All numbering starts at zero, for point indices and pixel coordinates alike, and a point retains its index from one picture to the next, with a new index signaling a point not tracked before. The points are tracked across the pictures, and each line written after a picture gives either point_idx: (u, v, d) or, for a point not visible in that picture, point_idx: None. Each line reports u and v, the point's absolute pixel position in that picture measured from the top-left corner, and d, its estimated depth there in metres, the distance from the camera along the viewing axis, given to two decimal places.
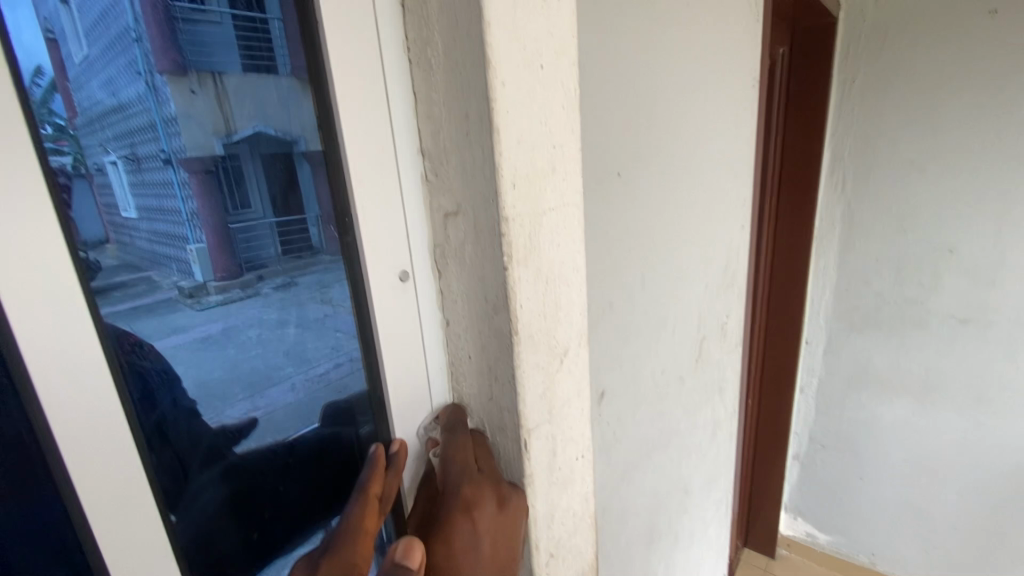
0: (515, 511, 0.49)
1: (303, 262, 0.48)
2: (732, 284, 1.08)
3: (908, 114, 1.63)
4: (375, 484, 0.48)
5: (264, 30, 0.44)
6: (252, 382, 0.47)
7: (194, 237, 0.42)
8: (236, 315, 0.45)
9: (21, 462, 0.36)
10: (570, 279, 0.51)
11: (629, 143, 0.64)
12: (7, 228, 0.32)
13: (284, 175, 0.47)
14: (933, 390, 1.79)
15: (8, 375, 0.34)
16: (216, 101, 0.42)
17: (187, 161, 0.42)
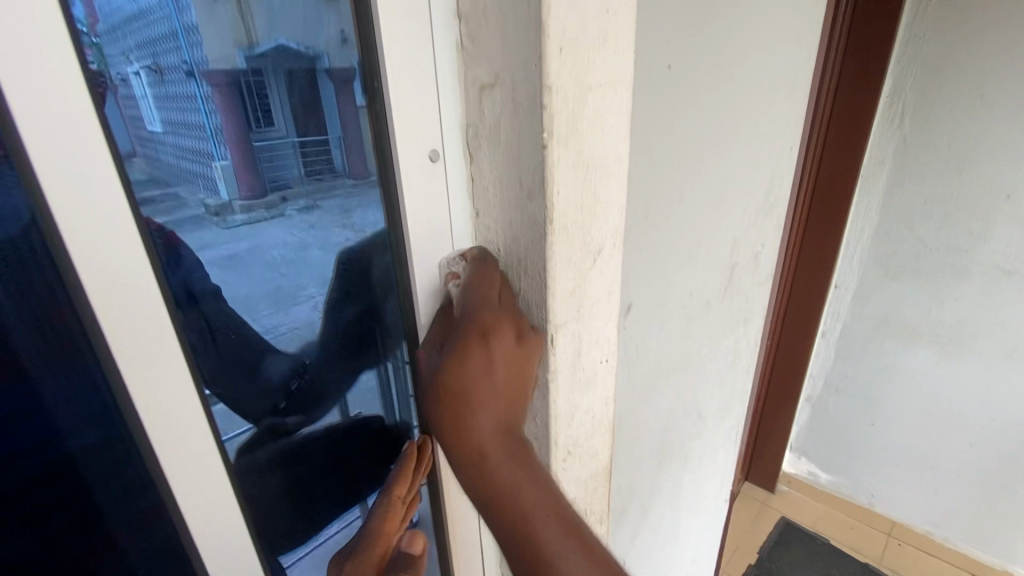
0: (533, 349, 0.48)
1: (325, 185, 0.48)
2: (772, 211, 1.03)
3: (989, 37, 1.46)
4: (400, 487, 0.57)
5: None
6: (278, 299, 0.48)
7: (219, 154, 0.42)
8: (261, 235, 0.45)
9: (64, 321, 0.38)
10: (611, 171, 0.48)
11: (684, 30, 0.58)
12: (27, 77, 0.30)
13: (308, 92, 0.45)
14: (963, 341, 1.74)
15: (43, 235, 0.35)
16: (236, 7, 0.40)
17: (210, 73, 0.40)
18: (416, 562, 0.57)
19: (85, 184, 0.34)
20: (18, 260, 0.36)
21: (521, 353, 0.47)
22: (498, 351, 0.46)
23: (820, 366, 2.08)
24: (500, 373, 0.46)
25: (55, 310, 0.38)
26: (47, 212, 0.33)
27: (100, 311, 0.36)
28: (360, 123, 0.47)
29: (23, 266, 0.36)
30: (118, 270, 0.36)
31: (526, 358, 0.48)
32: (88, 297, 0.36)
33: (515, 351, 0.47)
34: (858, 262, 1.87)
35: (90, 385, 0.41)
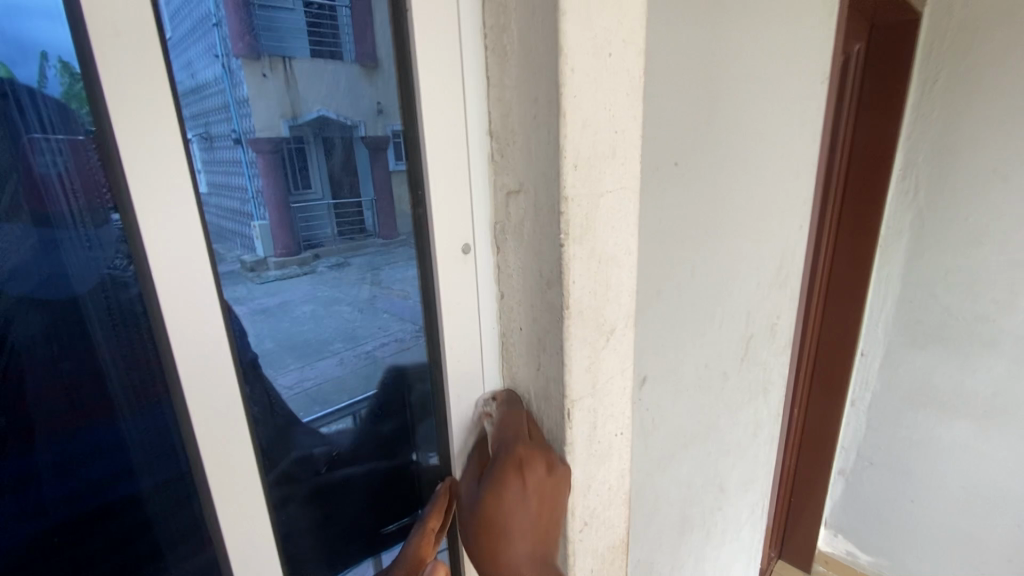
0: (561, 477, 0.53)
1: (356, 242, 0.52)
2: (786, 284, 1.07)
3: (994, 117, 1.52)
4: (433, 519, 0.56)
5: (332, 14, 0.47)
6: (305, 352, 0.50)
7: (258, 215, 0.44)
8: (291, 290, 0.48)
9: (143, 374, 0.41)
10: (622, 261, 0.53)
11: (689, 133, 0.65)
12: (148, 189, 0.36)
13: (344, 157, 0.50)
14: (1001, 414, 1.68)
15: (140, 297, 0.39)
16: (285, 85, 0.45)
17: (255, 141, 0.44)
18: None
19: (188, 274, 0.39)
20: (114, 309, 0.39)
21: (551, 483, 0.53)
22: (531, 483, 0.51)
23: (851, 437, 2.02)
24: (533, 502, 0.52)
25: (140, 350, 0.40)
26: (150, 286, 0.38)
27: (185, 386, 0.40)
28: (391, 187, 0.53)
29: (118, 317, 0.40)
30: (197, 352, 0.40)
31: (556, 489, 0.53)
32: (178, 375, 0.40)
33: (545, 482, 0.52)
34: (883, 330, 1.85)
35: (159, 425, 0.43)
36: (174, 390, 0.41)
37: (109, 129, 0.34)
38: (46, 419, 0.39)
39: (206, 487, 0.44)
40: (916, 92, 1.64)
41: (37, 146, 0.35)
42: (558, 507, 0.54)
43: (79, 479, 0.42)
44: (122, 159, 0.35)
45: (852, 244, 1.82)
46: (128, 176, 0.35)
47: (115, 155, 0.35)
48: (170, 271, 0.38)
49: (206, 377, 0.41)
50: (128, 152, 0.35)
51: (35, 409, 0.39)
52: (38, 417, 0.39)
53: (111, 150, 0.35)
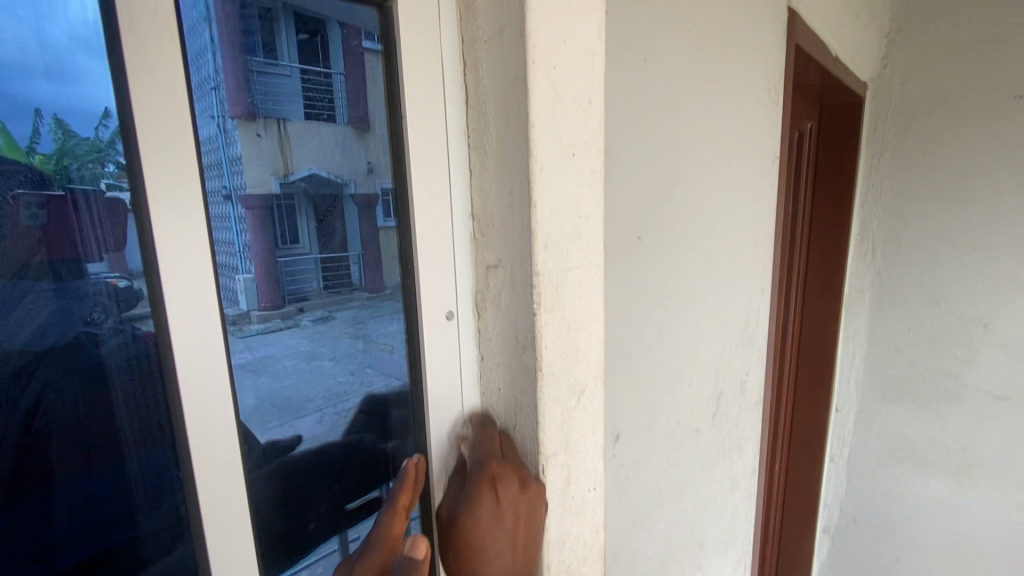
0: (534, 495, 0.55)
1: (341, 297, 0.55)
2: (752, 343, 1.13)
3: (937, 188, 1.68)
4: (404, 496, 0.54)
5: (326, 83, 0.52)
6: (286, 409, 0.52)
7: (244, 268, 0.47)
8: (274, 343, 0.50)
9: (152, 422, 0.45)
10: (590, 327, 0.59)
11: (649, 212, 0.74)
12: (173, 271, 0.41)
13: (333, 213, 0.54)
14: (971, 468, 1.74)
15: (158, 352, 0.43)
16: (278, 147, 0.49)
17: (245, 197, 0.46)
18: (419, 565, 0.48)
19: (202, 342, 0.44)
20: (132, 362, 0.43)
21: (526, 499, 0.55)
22: (505, 498, 0.54)
23: (833, 494, 2.03)
24: (508, 520, 0.54)
25: (154, 406, 0.45)
26: (168, 350, 0.42)
27: (192, 443, 0.45)
28: (377, 241, 0.57)
29: (137, 370, 0.44)
30: (204, 414, 0.45)
31: (531, 506, 0.55)
32: (186, 432, 0.44)
33: (520, 498, 0.54)
34: (855, 386, 1.92)
35: (165, 471, 0.46)
36: (180, 442, 0.45)
37: (147, 221, 0.40)
38: (62, 463, 0.43)
39: (203, 540, 0.47)
40: (866, 164, 1.79)
41: (24, 202, 0.38)
42: (535, 525, 0.55)
43: (87, 519, 0.45)
44: (154, 244, 0.40)
45: (818, 303, 1.90)
46: (158, 257, 0.41)
47: (148, 234, 0.40)
48: (188, 340, 0.43)
49: (210, 435, 0.45)
50: (159, 238, 0.40)
51: (55, 454, 0.43)
52: (56, 461, 0.43)
53: (144, 228, 0.40)
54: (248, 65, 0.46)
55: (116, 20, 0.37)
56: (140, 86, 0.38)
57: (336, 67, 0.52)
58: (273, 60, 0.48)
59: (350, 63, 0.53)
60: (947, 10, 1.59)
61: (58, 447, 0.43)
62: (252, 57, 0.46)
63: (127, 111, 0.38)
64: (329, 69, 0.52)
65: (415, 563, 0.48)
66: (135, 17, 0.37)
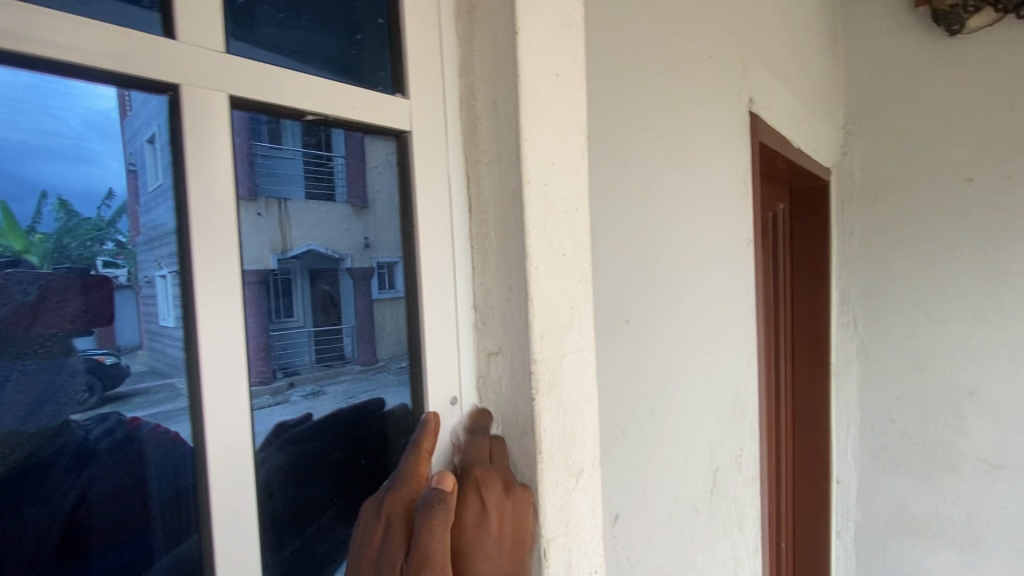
0: (521, 502, 0.56)
1: (334, 370, 0.57)
2: (743, 418, 1.16)
3: (906, 261, 1.79)
4: (426, 440, 0.54)
5: (328, 166, 0.55)
6: (274, 484, 0.52)
7: (246, 342, 0.48)
8: (264, 419, 0.50)
9: (178, 504, 0.47)
10: (585, 409, 0.63)
11: (635, 298, 0.80)
12: (212, 371, 0.46)
13: (330, 285, 0.56)
14: (978, 541, 1.71)
15: (191, 443, 0.47)
16: (278, 225, 0.51)
17: (247, 273, 0.48)
18: (446, 496, 0.48)
19: (232, 434, 0.47)
20: (167, 449, 0.47)
21: (512, 504, 0.56)
22: (490, 502, 0.55)
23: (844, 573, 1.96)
24: (493, 525, 0.55)
25: (182, 496, 0.47)
26: (202, 440, 0.46)
27: (216, 532, 0.47)
28: (371, 314, 0.60)
29: (170, 457, 0.47)
30: (228, 503, 0.47)
31: (517, 512, 0.56)
32: (212, 521, 0.47)
33: (505, 502, 0.56)
34: (852, 456, 1.91)
35: (186, 561, 0.47)
36: (204, 530, 0.47)
37: (194, 327, 0.45)
38: (97, 540, 0.45)
39: None
40: (839, 240, 1.90)
41: (17, 280, 0.40)
42: (523, 530, 0.56)
43: None
44: (199, 347, 0.45)
45: (807, 373, 1.93)
46: (201, 357, 0.45)
47: (194, 337, 0.45)
48: (222, 432, 0.47)
49: (233, 525, 0.48)
50: (203, 341, 0.45)
51: (94, 530, 0.45)
52: (92, 538, 0.45)
53: (192, 333, 0.45)
54: (254, 150, 0.49)
55: (184, 161, 0.44)
56: (199, 213, 0.45)
57: (337, 151, 0.56)
58: (277, 145, 0.51)
59: (350, 147, 0.57)
60: (893, 107, 1.79)
61: (99, 526, 0.45)
62: (257, 143, 0.49)
63: (185, 234, 0.45)
64: (330, 153, 0.55)
65: (443, 492, 0.49)
66: (201, 156, 0.45)
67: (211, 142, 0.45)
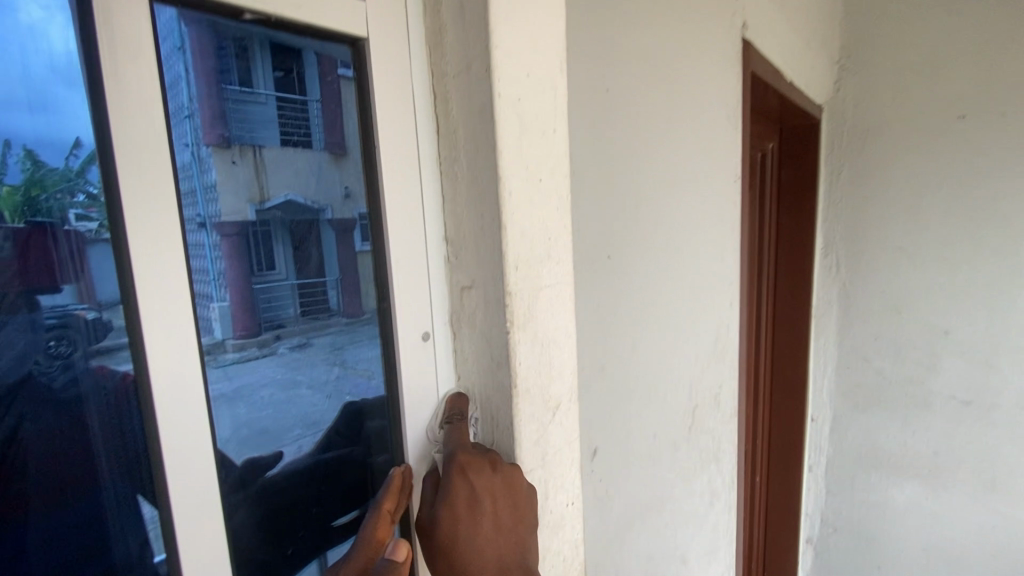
0: (513, 482, 0.54)
1: (319, 322, 0.56)
2: (724, 356, 1.17)
3: (894, 203, 1.77)
4: (387, 501, 0.53)
5: (303, 109, 0.53)
6: (262, 437, 0.53)
7: (219, 296, 0.48)
8: (250, 372, 0.51)
9: (122, 446, 0.45)
10: (563, 344, 0.61)
11: (617, 233, 0.77)
12: (151, 298, 0.42)
13: (309, 237, 0.55)
14: (942, 472, 1.79)
15: (135, 387, 0.44)
16: (253, 172, 0.50)
17: (221, 225, 0.47)
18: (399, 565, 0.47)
19: (180, 369, 0.44)
20: (106, 388, 0.44)
21: (503, 485, 0.54)
22: (481, 485, 0.52)
23: (813, 503, 2.06)
24: (487, 506, 0.52)
25: (131, 443, 0.45)
26: (146, 374, 0.43)
27: (168, 469, 0.45)
28: (356, 266, 0.58)
29: (111, 398, 0.44)
30: (181, 440, 0.45)
31: (508, 490, 0.54)
32: (163, 459, 0.44)
33: (496, 484, 0.53)
34: (827, 395, 1.97)
35: (138, 503, 0.46)
36: (157, 469, 0.45)
37: (126, 250, 0.41)
38: (40, 493, 0.44)
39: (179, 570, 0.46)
40: (826, 182, 1.87)
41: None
42: (520, 510, 0.54)
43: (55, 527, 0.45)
44: (133, 273, 0.41)
45: (789, 316, 1.96)
46: (137, 285, 0.42)
47: (127, 264, 0.41)
48: (169, 366, 0.44)
49: (186, 461, 0.45)
50: (138, 268, 0.42)
51: (31, 464, 0.43)
52: (31, 472, 0.43)
53: (125, 259, 0.41)
54: (224, 93, 0.48)
55: (99, 63, 0.39)
56: (120, 122, 0.40)
57: (311, 94, 0.54)
58: (248, 88, 0.49)
59: (326, 90, 0.54)
60: (890, 39, 1.71)
61: (35, 463, 0.43)
62: (227, 86, 0.48)
63: (107, 147, 0.40)
64: (305, 96, 0.54)
65: (396, 565, 0.47)
66: (119, 61, 0.40)
67: (129, 43, 0.40)
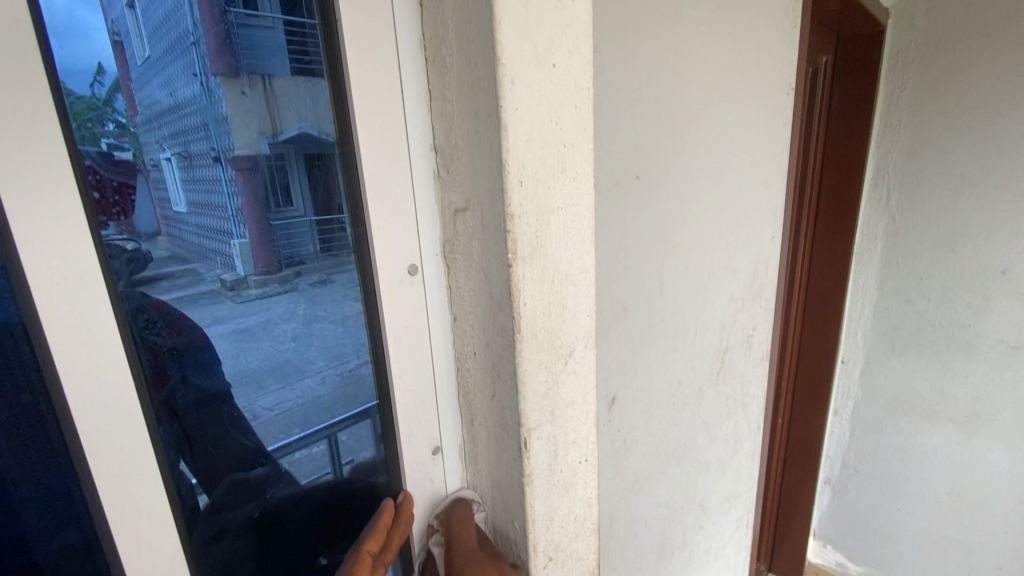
0: None
1: (341, 258, 0.50)
2: (760, 295, 1.05)
3: (960, 127, 1.53)
4: (370, 542, 0.49)
5: (312, 36, 0.46)
6: (285, 373, 0.50)
7: (239, 233, 0.45)
8: (272, 308, 0.48)
9: (30, 421, 0.38)
10: (578, 280, 0.51)
11: (650, 147, 0.64)
12: (33, 216, 0.34)
13: (325, 172, 0.49)
14: (979, 421, 1.67)
15: (32, 347, 0.36)
16: (264, 101, 0.45)
17: (235, 159, 0.45)
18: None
19: (85, 309, 0.36)
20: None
21: None
22: None
23: (835, 445, 2.00)
24: None
25: (39, 419, 0.38)
26: (35, 320, 0.35)
27: (79, 429, 0.38)
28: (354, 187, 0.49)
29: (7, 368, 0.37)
30: (94, 390, 0.38)
31: None
32: (71, 417, 0.37)
33: None
34: (862, 338, 1.85)
35: (63, 481, 0.41)
36: (69, 431, 0.38)
37: None
38: None
39: (112, 542, 0.41)
40: (883, 101, 1.65)
41: None
42: None
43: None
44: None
45: (828, 251, 1.81)
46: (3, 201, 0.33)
47: None
48: (70, 306, 0.36)
49: (106, 417, 0.38)
50: (5, 182, 0.33)
51: None
52: None
53: None
54: (229, 17, 0.43)
55: None
56: None
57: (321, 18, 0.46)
58: (253, 10, 0.44)
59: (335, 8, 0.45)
60: None
61: None
62: (231, 8, 0.43)
63: None
64: (314, 21, 0.46)
65: None
66: None
67: None
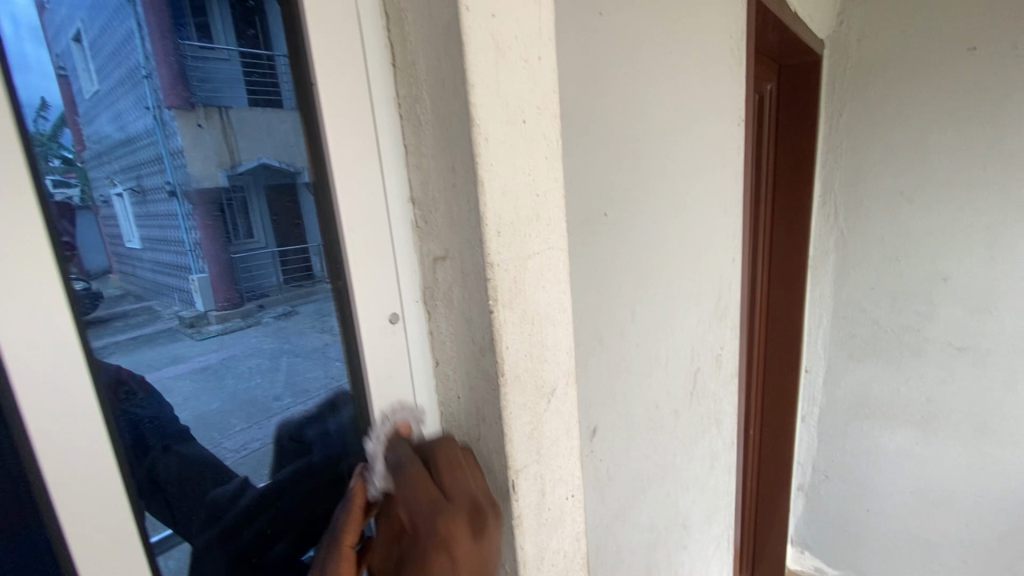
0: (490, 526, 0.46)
1: (304, 290, 0.50)
2: (725, 315, 1.09)
3: (895, 147, 1.65)
4: (350, 532, 0.47)
5: (270, 66, 0.46)
6: (252, 412, 0.49)
7: (197, 267, 0.44)
8: (235, 344, 0.47)
9: None
10: (556, 319, 0.52)
11: (614, 185, 0.66)
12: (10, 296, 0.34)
13: (289, 204, 0.49)
14: (934, 419, 1.76)
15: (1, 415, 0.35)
16: (221, 135, 0.45)
17: (190, 192, 0.44)
18: None
19: (60, 382, 0.36)
20: None
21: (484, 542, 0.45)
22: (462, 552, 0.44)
23: (805, 452, 2.06)
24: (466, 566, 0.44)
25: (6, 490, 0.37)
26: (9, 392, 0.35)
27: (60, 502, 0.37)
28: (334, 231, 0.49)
29: None
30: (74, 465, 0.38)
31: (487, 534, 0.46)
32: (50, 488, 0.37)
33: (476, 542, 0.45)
34: (821, 347, 1.93)
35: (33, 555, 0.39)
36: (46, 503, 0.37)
37: None
38: None
39: None
40: (825, 125, 1.76)
41: None
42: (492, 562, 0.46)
43: None
44: None
45: (785, 264, 1.89)
46: None
47: None
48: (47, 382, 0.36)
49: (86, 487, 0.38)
50: None
51: None
52: None
53: None
54: (182, 49, 0.43)
55: None
56: None
57: (278, 48, 0.46)
58: (207, 43, 0.44)
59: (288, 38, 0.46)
60: None
61: None
62: (185, 41, 0.43)
63: None
64: (271, 51, 0.46)
65: None
66: None
67: None
